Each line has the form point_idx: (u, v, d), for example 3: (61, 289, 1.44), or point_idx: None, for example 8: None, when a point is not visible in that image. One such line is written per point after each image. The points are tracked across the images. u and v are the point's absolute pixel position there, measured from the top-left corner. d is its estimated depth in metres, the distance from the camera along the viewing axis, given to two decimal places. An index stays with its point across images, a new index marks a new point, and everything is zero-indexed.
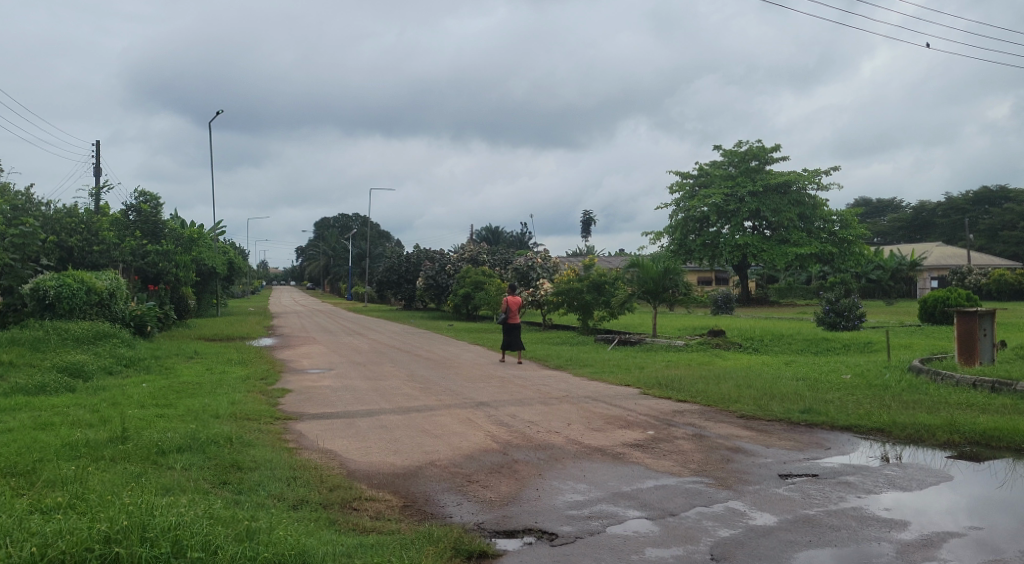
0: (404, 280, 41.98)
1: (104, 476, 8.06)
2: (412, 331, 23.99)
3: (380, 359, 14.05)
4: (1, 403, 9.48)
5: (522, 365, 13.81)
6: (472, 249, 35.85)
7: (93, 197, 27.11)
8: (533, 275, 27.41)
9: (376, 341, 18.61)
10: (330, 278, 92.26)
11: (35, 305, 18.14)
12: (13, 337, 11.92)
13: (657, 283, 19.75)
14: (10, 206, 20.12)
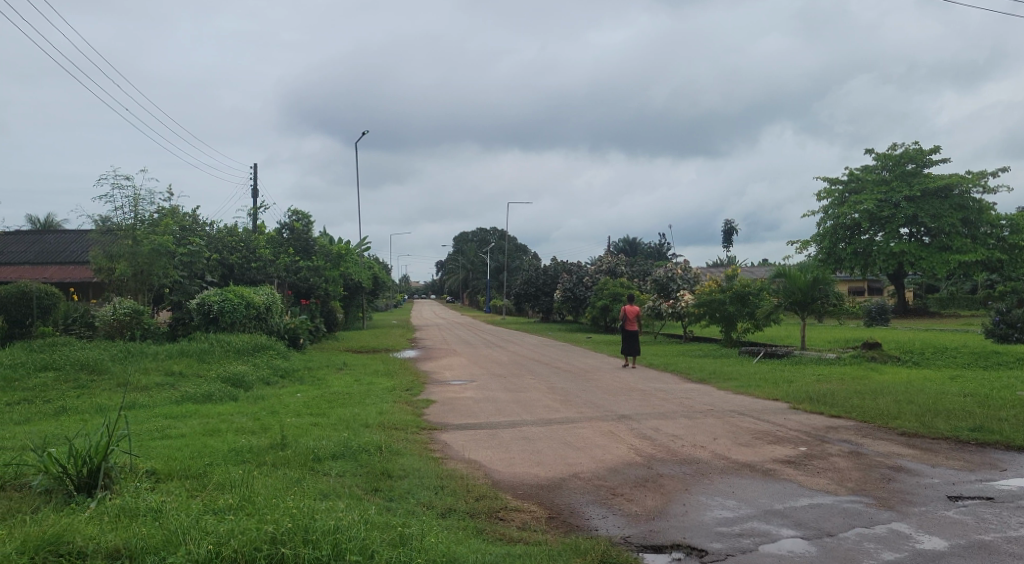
0: (542, 292, 42.29)
1: (267, 481, 8.55)
2: (550, 342, 24.15)
3: (520, 371, 14.20)
4: (175, 410, 10.21)
5: (663, 377, 13.65)
6: (610, 261, 35.77)
7: (251, 216, 28.80)
8: (674, 287, 26.84)
9: (517, 353, 18.90)
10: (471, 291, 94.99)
11: (201, 319, 19.49)
12: (183, 348, 12.82)
13: (805, 294, 19.05)
14: (179, 228, 22.10)
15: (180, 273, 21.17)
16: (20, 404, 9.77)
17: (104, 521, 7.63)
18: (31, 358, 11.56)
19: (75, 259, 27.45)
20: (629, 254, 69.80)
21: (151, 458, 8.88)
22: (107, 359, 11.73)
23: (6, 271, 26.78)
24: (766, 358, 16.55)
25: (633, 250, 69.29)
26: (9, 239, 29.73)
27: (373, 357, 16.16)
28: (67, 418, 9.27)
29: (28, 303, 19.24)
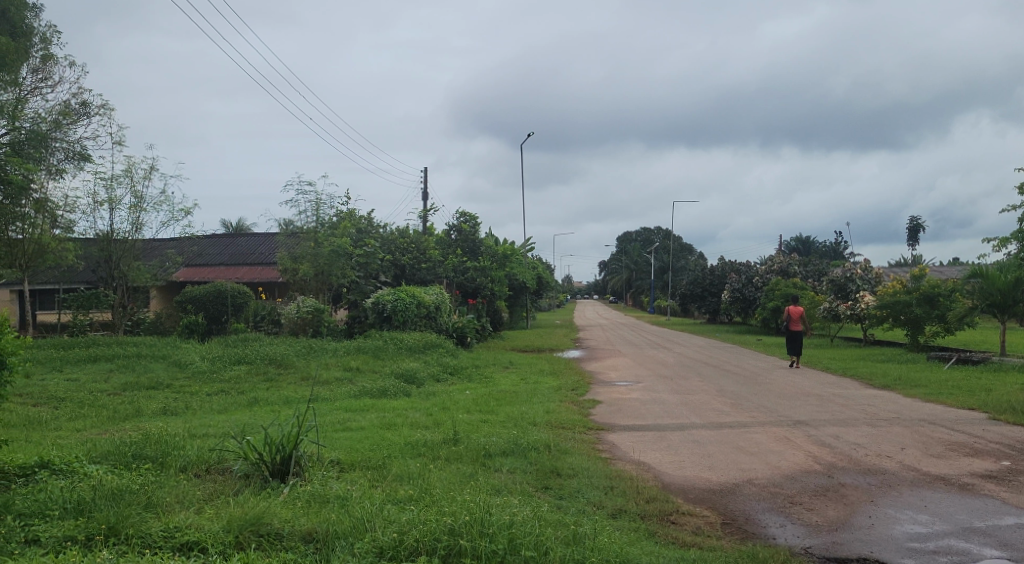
0: (709, 293, 41.47)
1: (443, 474, 8.82)
2: (716, 344, 23.58)
3: (687, 374, 13.96)
4: (353, 404, 10.73)
5: (842, 382, 13.03)
6: (782, 261, 34.62)
7: (421, 218, 29.92)
8: (853, 288, 25.54)
9: (686, 354, 18.61)
10: (633, 291, 94.48)
11: (376, 318, 20.51)
12: (361, 345, 13.49)
13: (1006, 295, 17.75)
14: (355, 229, 23.65)
15: (356, 273, 22.50)
16: (218, 395, 10.59)
17: (296, 505, 8.12)
18: (227, 352, 12.57)
19: (263, 259, 29.48)
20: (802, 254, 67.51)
21: (335, 449, 9.38)
22: (293, 355, 12.54)
23: (202, 271, 29.28)
24: (960, 364, 15.42)
25: (805, 250, 66.75)
26: (208, 241, 32.41)
27: (539, 356, 16.39)
28: (260, 408, 9.96)
29: (224, 301, 21.08)
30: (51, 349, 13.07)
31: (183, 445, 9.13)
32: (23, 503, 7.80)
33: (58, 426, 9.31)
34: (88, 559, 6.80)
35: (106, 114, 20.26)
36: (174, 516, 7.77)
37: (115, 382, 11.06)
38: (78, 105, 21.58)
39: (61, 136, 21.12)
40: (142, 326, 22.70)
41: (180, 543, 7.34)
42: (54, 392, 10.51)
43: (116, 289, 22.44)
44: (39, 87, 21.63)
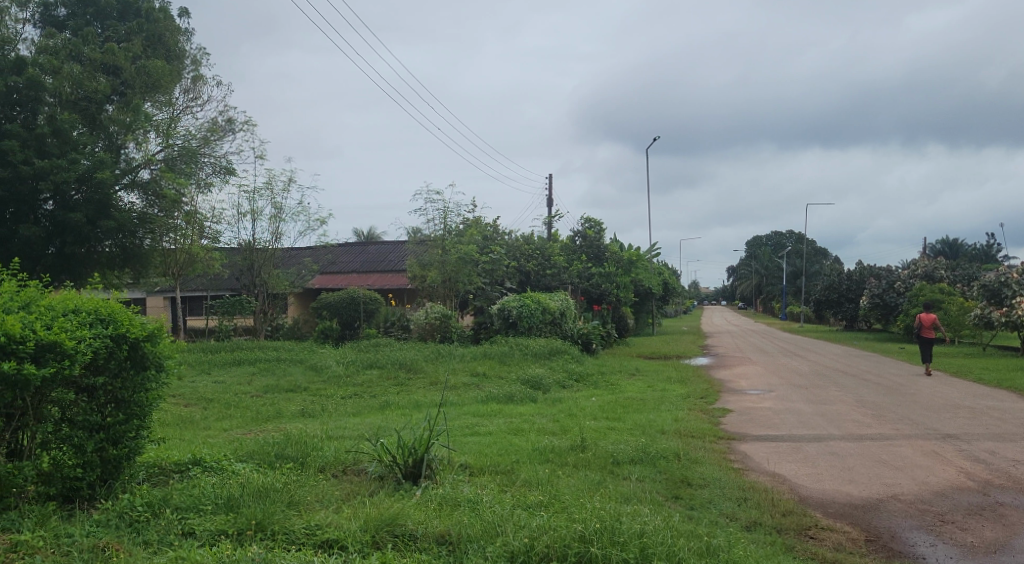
0: (845, 299, 40.00)
1: (571, 481, 8.81)
2: (855, 353, 22.53)
3: (823, 383, 13.41)
4: (481, 409, 10.89)
5: (997, 394, 12.20)
6: (926, 265, 33.32)
7: (546, 225, 30.39)
8: (1007, 292, 23.72)
9: (822, 363, 17.90)
10: (763, 296, 91.58)
11: (502, 324, 20.83)
12: (488, 351, 13.72)
13: None
14: (481, 236, 24.16)
15: (483, 279, 23.05)
16: (352, 398, 10.98)
17: (429, 507, 8.30)
18: (363, 357, 13.03)
19: (392, 267, 30.41)
20: (950, 257, 63.73)
21: (465, 453, 9.54)
22: (421, 359, 12.86)
23: (336, 278, 30.53)
24: None
25: (951, 252, 62.97)
26: (339, 249, 33.70)
27: (666, 363, 16.15)
28: (392, 411, 10.26)
29: (356, 307, 22.11)
30: (201, 353, 13.90)
31: (321, 446, 9.51)
32: (179, 497, 8.30)
33: (208, 426, 9.88)
34: (239, 553, 7.16)
35: (248, 133, 24.09)
36: (314, 514, 8.09)
37: (257, 385, 11.66)
38: (225, 121, 22.88)
39: (209, 151, 22.52)
40: (281, 332, 24.00)
41: (321, 540, 7.63)
42: (203, 393, 11.17)
43: (258, 295, 23.75)
44: (191, 107, 23.10)
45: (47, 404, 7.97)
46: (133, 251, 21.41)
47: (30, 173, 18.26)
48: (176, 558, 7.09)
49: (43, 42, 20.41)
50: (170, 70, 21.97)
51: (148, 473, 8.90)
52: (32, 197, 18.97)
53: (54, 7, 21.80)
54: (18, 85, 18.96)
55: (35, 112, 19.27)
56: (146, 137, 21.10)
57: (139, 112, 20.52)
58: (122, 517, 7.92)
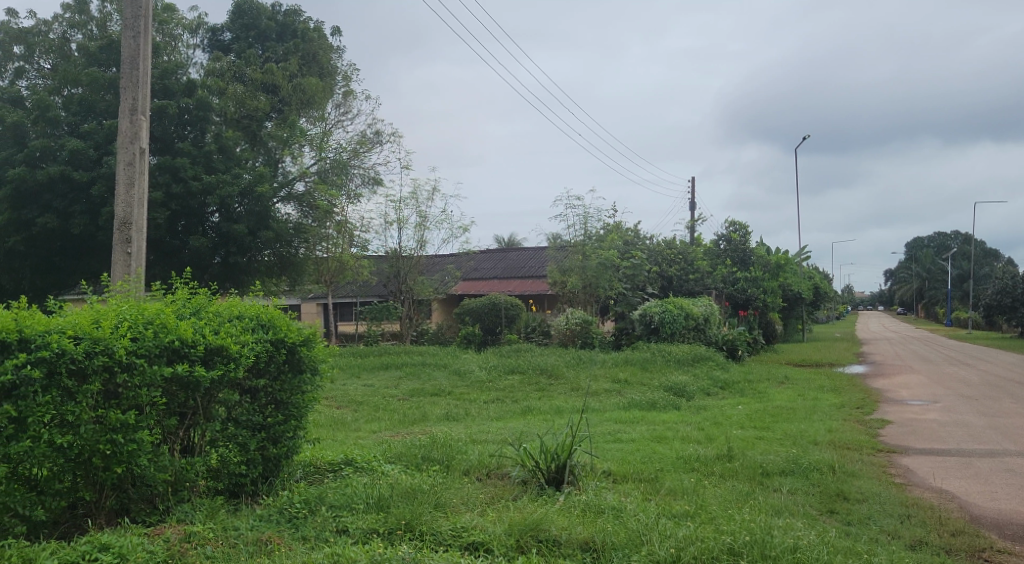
0: (1021, 303, 36.91)
1: (717, 491, 8.53)
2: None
3: (997, 394, 12.39)
4: (624, 415, 10.77)
5: None
6: None
7: (689, 229, 30.07)
8: None
9: (997, 372, 16.57)
10: (925, 300, 85.88)
11: (643, 329, 20.61)
12: (629, 358, 13.57)
13: None
14: (622, 241, 24.05)
15: (623, 284, 22.74)
16: (494, 402, 11.12)
17: (573, 513, 8.24)
18: (503, 362, 13.20)
19: (532, 273, 30.73)
20: None
21: (608, 459, 9.43)
22: (562, 365, 12.88)
23: (478, 284, 31.14)
24: None
25: None
26: (480, 256, 34.39)
27: (817, 371, 15.42)
28: (533, 417, 10.30)
29: (498, 313, 22.53)
30: (353, 358, 14.49)
31: (465, 450, 9.67)
32: (333, 495, 8.64)
33: (358, 427, 10.26)
34: (390, 552, 7.36)
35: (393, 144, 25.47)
36: (460, 516, 8.23)
37: (404, 388, 12.03)
38: (374, 134, 23.86)
39: (359, 163, 23.52)
40: (425, 336, 24.23)
41: (467, 543, 7.75)
42: (353, 396, 11.64)
43: (404, 302, 24.62)
44: (341, 121, 24.01)
45: (215, 404, 8.48)
46: (289, 259, 22.63)
47: (199, 188, 19.54)
48: (332, 554, 7.38)
49: (211, 65, 22.23)
50: (324, 86, 22.95)
51: (305, 471, 9.34)
52: (200, 210, 20.31)
53: (221, 32, 23.76)
54: (189, 106, 20.15)
55: (203, 131, 20.53)
56: (301, 151, 22.24)
57: (295, 127, 21.76)
58: (283, 514, 8.32)
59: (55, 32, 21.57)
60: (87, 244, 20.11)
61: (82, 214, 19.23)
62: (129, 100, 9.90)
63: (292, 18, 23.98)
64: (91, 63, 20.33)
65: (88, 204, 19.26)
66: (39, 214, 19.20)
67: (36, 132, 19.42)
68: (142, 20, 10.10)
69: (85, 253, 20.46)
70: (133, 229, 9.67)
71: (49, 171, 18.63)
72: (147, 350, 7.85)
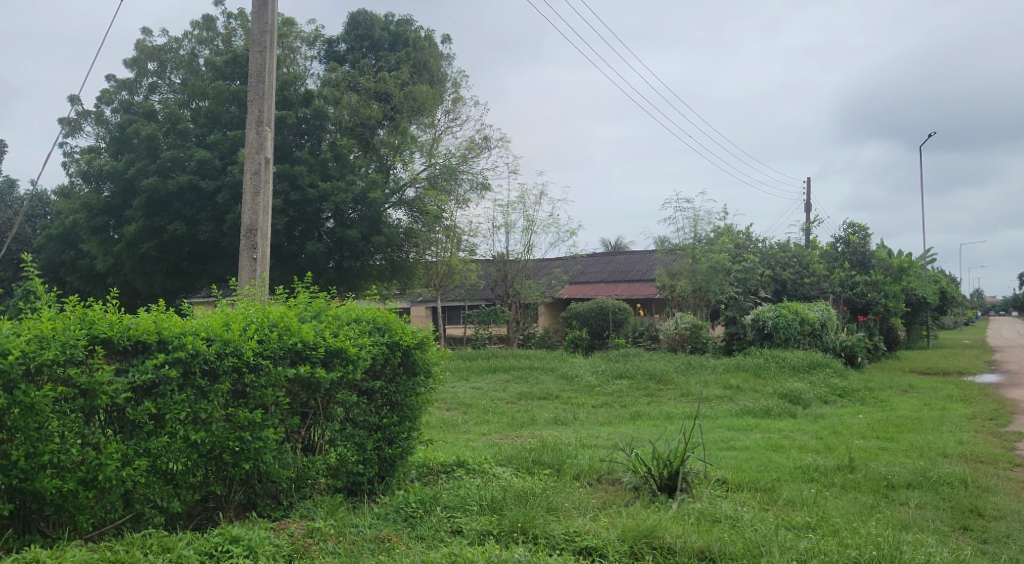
0: None
1: (839, 503, 8.22)
2: None
3: None
4: (736, 423, 10.55)
5: None
6: None
7: (805, 232, 29.44)
8: None
9: None
10: None
11: (756, 335, 20.19)
12: (741, 363, 13.31)
13: None
14: (732, 244, 23.58)
15: (734, 289, 22.24)
16: (602, 407, 11.06)
17: (688, 521, 8.08)
18: (611, 367, 13.15)
19: (640, 277, 30.54)
20: None
21: (722, 467, 9.24)
22: (672, 371, 12.69)
23: (585, 288, 31.13)
24: None
25: None
26: (587, 260, 34.29)
27: (945, 380, 14.68)
28: (643, 422, 10.21)
29: (605, 317, 22.62)
30: (462, 361, 14.70)
31: (576, 454, 9.65)
32: (447, 496, 8.75)
33: (468, 429, 10.39)
34: (507, 554, 7.39)
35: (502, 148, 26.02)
36: (573, 521, 8.21)
37: (512, 392, 12.11)
38: (482, 139, 24.05)
39: (467, 169, 23.86)
40: (533, 338, 24.66)
41: (580, 547, 7.71)
42: (463, 398, 11.79)
43: (511, 305, 25.03)
44: (450, 127, 24.45)
45: (334, 404, 8.75)
46: (400, 264, 23.20)
47: (316, 195, 20.29)
48: (449, 554, 7.46)
49: (327, 76, 22.77)
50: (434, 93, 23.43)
51: (419, 472, 9.52)
52: (316, 216, 21.08)
53: (337, 43, 24.40)
54: (306, 116, 20.93)
55: (319, 140, 21.27)
56: (412, 158, 22.70)
57: (406, 135, 22.40)
58: (399, 512, 8.51)
59: (184, 48, 22.75)
60: (211, 249, 21.18)
61: (209, 221, 20.23)
62: (256, 113, 10.35)
63: (405, 27, 24.39)
64: (217, 77, 21.19)
65: (214, 212, 20.23)
66: (170, 221, 20.29)
67: (168, 144, 20.58)
68: (268, 35, 10.50)
69: (212, 258, 21.52)
70: (258, 235, 10.07)
71: (178, 180, 19.71)
72: (272, 352, 8.18)
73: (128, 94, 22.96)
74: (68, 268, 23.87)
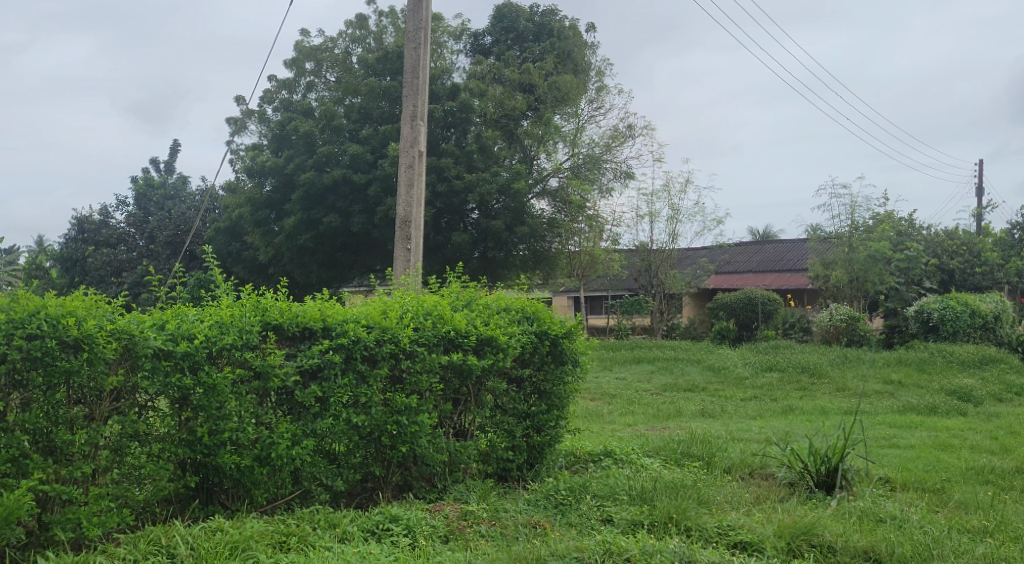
0: None
1: (1019, 509, 7.65)
2: None
3: None
4: (898, 420, 10.06)
5: None
6: None
7: (976, 218, 27.72)
8: None
9: None
10: None
11: (920, 328, 19.30)
12: (903, 357, 12.69)
13: None
14: (892, 232, 22.44)
15: (896, 279, 22.01)
16: (752, 400, 10.79)
17: (849, 519, 7.67)
18: (762, 359, 12.85)
19: (791, 267, 29.70)
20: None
21: (884, 466, 8.81)
22: (827, 364, 12.22)
23: (733, 278, 30.56)
24: None
25: None
26: (734, 248, 33.50)
27: None
28: (795, 417, 9.89)
29: (754, 308, 22.62)
30: (607, 351, 14.69)
31: (726, 447, 9.45)
32: (597, 486, 8.75)
33: (613, 420, 10.36)
34: (661, 544, 7.24)
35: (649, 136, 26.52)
36: (726, 515, 7.97)
37: (657, 383, 12.01)
38: (625, 128, 24.11)
39: (610, 157, 24.50)
40: (677, 330, 24.61)
41: (734, 542, 7.42)
42: (607, 389, 11.79)
43: (656, 296, 25.22)
44: (595, 117, 24.51)
45: (484, 391, 8.95)
46: (543, 254, 23.41)
47: (462, 186, 20.78)
48: (603, 542, 7.36)
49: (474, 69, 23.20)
50: (578, 82, 23.46)
51: (567, 460, 9.59)
52: (461, 207, 21.60)
53: (482, 36, 24.75)
54: (453, 108, 21.57)
55: (465, 132, 21.79)
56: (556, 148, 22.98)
57: (551, 125, 22.39)
58: (549, 499, 8.57)
59: (340, 47, 23.76)
60: (362, 240, 22.07)
61: (361, 213, 21.06)
62: (410, 107, 10.65)
63: (549, 17, 24.39)
64: (370, 73, 22.14)
65: (366, 204, 21.06)
66: (326, 213, 21.30)
67: (324, 140, 21.63)
68: (422, 32, 10.78)
69: (364, 249, 22.41)
70: (412, 227, 10.38)
71: (334, 174, 20.69)
72: (427, 339, 8.42)
73: (288, 93, 24.17)
74: (232, 259, 25.37)
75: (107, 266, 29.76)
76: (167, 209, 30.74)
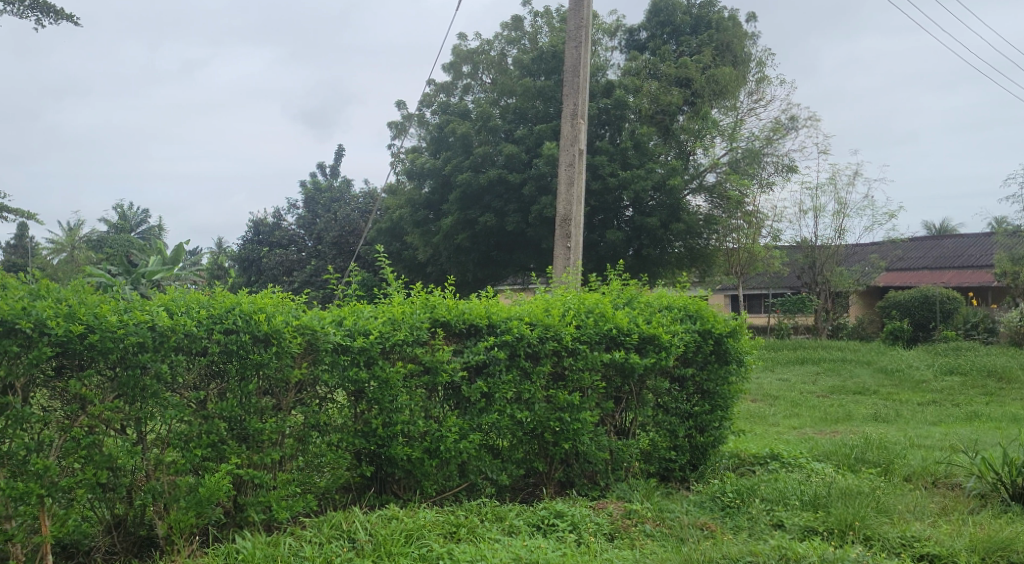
0: None
1: None
2: None
3: None
4: None
5: None
6: None
7: None
8: None
9: None
10: None
11: None
12: None
13: None
14: None
15: None
16: (931, 405, 10.17)
17: None
18: (942, 361, 12.11)
19: (975, 263, 27.89)
20: None
21: None
22: (1018, 367, 11.36)
23: (908, 277, 28.91)
24: None
25: None
26: (909, 244, 31.63)
27: None
28: (982, 423, 9.26)
29: (932, 307, 21.65)
30: (770, 351, 14.29)
31: (905, 454, 8.95)
32: (766, 489, 8.49)
33: (778, 422, 10.04)
34: (843, 552, 6.90)
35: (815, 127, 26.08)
36: (910, 525, 7.49)
37: (822, 385, 11.52)
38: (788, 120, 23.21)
39: (773, 150, 23.77)
40: (844, 330, 23.89)
41: (919, 554, 6.98)
42: (769, 390, 11.44)
43: (820, 294, 24.37)
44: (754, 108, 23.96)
45: (646, 390, 8.87)
46: (698, 251, 23.00)
47: (616, 183, 20.72)
48: (778, 547, 7.11)
49: (629, 65, 23.00)
50: (737, 75, 22.87)
51: (732, 462, 9.38)
52: (615, 205, 21.57)
53: (638, 32, 24.56)
54: (608, 106, 21.63)
55: (619, 129, 21.78)
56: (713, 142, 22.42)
57: (708, 119, 21.97)
58: (715, 502, 8.39)
59: (495, 49, 24.21)
60: (517, 240, 22.45)
61: (516, 213, 21.41)
62: (572, 106, 10.70)
63: (706, 9, 23.89)
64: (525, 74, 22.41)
65: (521, 203, 21.39)
66: (482, 213, 21.83)
67: (480, 141, 22.14)
68: (583, 30, 10.81)
69: (517, 248, 22.76)
70: (571, 225, 10.44)
71: (490, 175, 21.17)
72: (589, 337, 8.43)
73: (445, 95, 25.03)
74: (393, 258, 26.43)
75: (281, 266, 31.84)
76: (333, 210, 32.40)
